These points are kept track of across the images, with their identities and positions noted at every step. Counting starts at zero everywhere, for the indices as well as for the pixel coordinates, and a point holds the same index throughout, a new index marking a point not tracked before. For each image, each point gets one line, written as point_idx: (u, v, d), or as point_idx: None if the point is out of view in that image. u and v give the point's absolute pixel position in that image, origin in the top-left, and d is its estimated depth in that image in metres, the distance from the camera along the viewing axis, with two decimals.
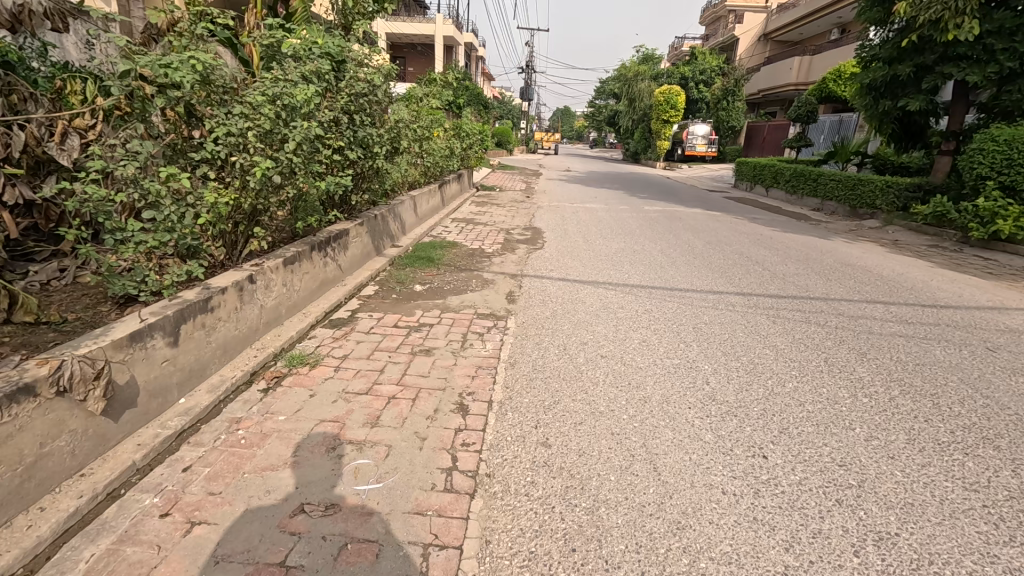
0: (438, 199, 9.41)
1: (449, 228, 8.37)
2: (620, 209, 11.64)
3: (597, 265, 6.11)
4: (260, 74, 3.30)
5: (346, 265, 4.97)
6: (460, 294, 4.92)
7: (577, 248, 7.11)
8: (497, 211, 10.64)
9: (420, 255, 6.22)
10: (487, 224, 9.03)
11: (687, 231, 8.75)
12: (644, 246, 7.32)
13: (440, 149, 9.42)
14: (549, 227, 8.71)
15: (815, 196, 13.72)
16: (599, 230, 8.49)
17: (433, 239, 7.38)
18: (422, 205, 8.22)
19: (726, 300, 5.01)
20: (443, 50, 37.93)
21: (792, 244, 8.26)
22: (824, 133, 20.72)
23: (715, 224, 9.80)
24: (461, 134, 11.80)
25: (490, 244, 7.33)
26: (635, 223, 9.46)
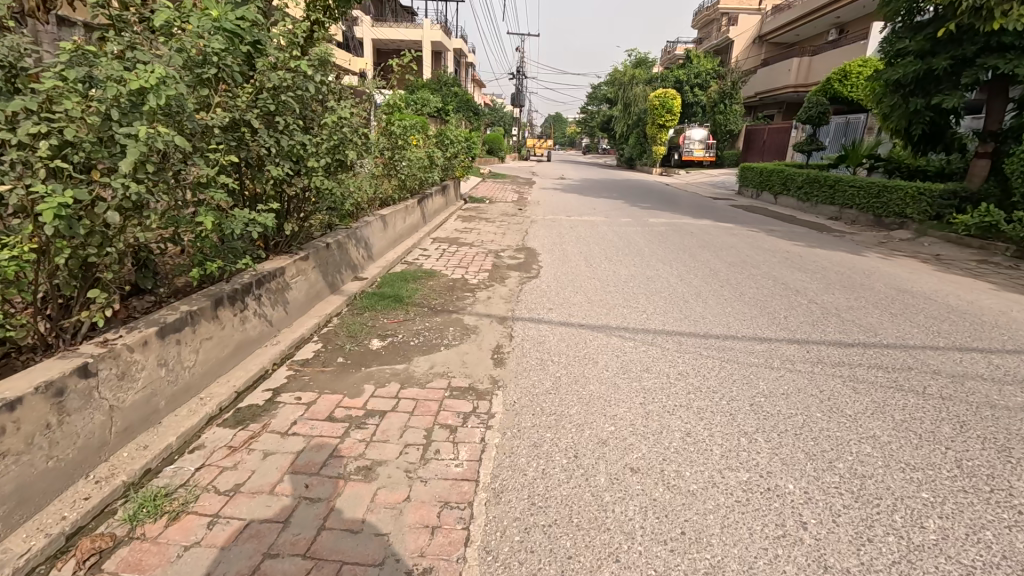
0: (417, 216, 8.23)
1: (429, 251, 7.19)
2: (623, 222, 10.50)
3: (607, 300, 4.95)
4: (91, 56, 2.15)
5: (278, 316, 3.76)
6: (432, 352, 3.73)
7: (580, 275, 5.95)
8: (486, 227, 9.48)
9: (386, 291, 5.02)
10: (472, 245, 7.85)
11: (704, 249, 7.62)
12: (658, 271, 6.19)
13: (420, 160, 8.23)
14: (545, 248, 7.54)
15: (831, 204, 12.67)
16: (602, 250, 7.34)
17: (406, 267, 6.17)
18: (397, 225, 7.03)
19: (779, 352, 3.86)
20: (432, 56, 36.96)
21: (826, 263, 7.14)
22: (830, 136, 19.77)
23: (733, 240, 8.65)
24: (444, 142, 10.64)
25: (476, 273, 6.12)
26: (643, 239, 8.32)
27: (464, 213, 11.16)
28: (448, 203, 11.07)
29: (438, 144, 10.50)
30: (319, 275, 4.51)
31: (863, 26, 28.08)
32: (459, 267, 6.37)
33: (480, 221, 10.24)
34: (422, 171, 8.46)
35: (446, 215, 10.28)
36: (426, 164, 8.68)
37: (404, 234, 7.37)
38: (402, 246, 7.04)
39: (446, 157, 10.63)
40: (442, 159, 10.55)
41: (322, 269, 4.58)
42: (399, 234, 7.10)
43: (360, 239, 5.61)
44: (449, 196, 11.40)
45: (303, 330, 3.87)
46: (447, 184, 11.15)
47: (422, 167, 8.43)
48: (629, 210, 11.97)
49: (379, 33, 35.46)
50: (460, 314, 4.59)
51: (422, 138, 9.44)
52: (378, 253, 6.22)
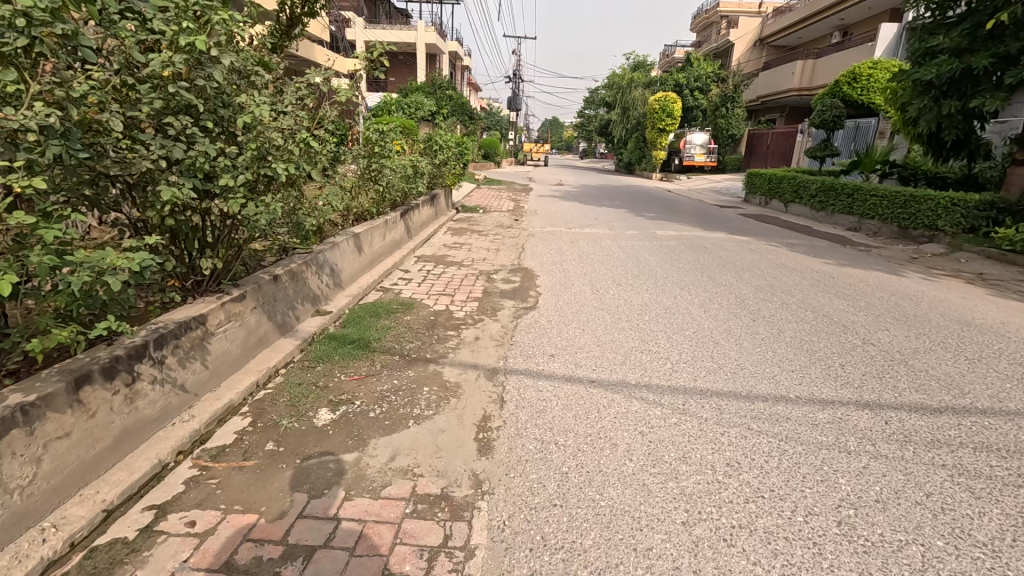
0: (400, 230, 7.32)
1: (412, 273, 6.27)
2: (628, 234, 9.62)
3: (619, 344, 4.07)
4: None
5: (193, 382, 2.85)
6: (397, 429, 2.83)
7: (584, 306, 5.06)
8: (478, 241, 8.59)
9: (350, 332, 4.11)
10: (462, 263, 6.96)
11: (723, 270, 6.76)
12: (676, 299, 5.34)
13: (405, 167, 7.31)
14: (544, 268, 6.65)
15: (849, 213, 11.83)
16: (608, 272, 6.47)
17: (382, 295, 5.28)
18: (374, 244, 6.13)
19: (849, 425, 2.97)
20: (426, 58, 36.17)
21: (862, 286, 6.28)
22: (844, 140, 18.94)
23: (753, 257, 7.78)
24: (433, 147, 9.75)
25: (463, 302, 5.21)
26: (653, 257, 7.46)
27: (454, 225, 10.24)
28: (436, 215, 10.16)
29: (424, 151, 9.57)
30: (261, 317, 3.60)
31: (868, 28, 27.37)
32: (443, 294, 5.47)
33: (471, 234, 9.31)
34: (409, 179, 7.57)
35: (435, 228, 9.37)
36: (413, 172, 7.76)
37: (383, 254, 6.48)
38: (379, 268, 6.14)
39: (435, 165, 9.72)
40: (431, 166, 9.64)
41: (265, 308, 3.66)
42: (376, 254, 6.18)
43: (324, 265, 4.70)
44: (439, 207, 10.50)
45: (229, 397, 2.95)
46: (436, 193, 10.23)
47: (408, 177, 7.50)
48: (633, 221, 11.10)
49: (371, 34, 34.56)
50: (438, 365, 3.67)
51: (406, 143, 8.52)
52: (348, 279, 5.31)
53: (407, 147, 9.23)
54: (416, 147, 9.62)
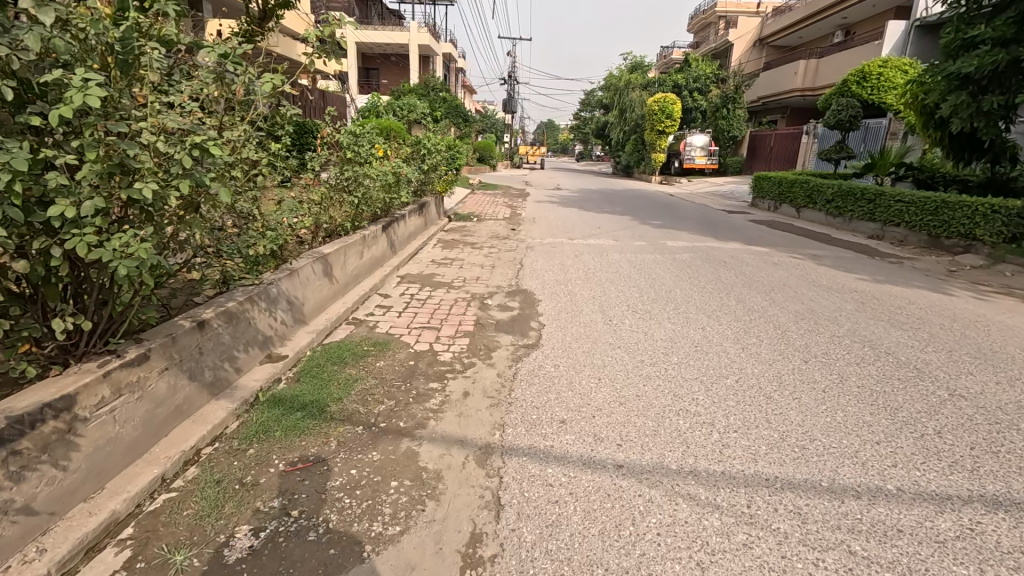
0: (381, 246, 6.45)
1: (392, 298, 5.37)
2: (635, 245, 8.79)
3: (647, 404, 3.19)
4: None
5: (45, 498, 1.96)
6: (343, 567, 1.93)
7: (597, 343, 4.18)
8: (471, 255, 7.69)
9: (303, 391, 3.21)
10: (451, 284, 6.09)
11: (751, 291, 5.90)
12: (705, 333, 4.47)
13: (386, 174, 6.43)
14: (546, 290, 5.77)
15: (870, 220, 11.01)
16: (617, 294, 5.62)
17: (353, 331, 4.39)
18: (347, 266, 5.24)
19: (989, 545, 2.10)
20: (418, 59, 35.32)
21: (913, 308, 5.45)
22: (868, 142, 17.82)
23: (781, 273, 6.91)
24: (419, 152, 8.89)
25: (450, 338, 4.30)
26: (669, 275, 6.59)
27: (444, 237, 9.34)
28: (426, 226, 9.25)
29: (410, 156, 8.67)
30: (175, 380, 2.71)
31: (872, 26, 26.67)
32: (427, 327, 4.56)
33: (464, 247, 8.40)
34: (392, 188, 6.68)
35: (424, 241, 8.48)
36: (397, 180, 6.88)
37: (359, 276, 5.60)
38: (354, 294, 5.25)
39: (423, 171, 8.83)
40: (419, 173, 8.74)
41: (183, 367, 2.77)
42: (349, 277, 5.30)
43: (277, 300, 3.82)
44: (429, 217, 9.60)
45: (105, 513, 2.06)
46: (424, 202, 9.33)
47: (390, 186, 6.63)
48: (638, 230, 10.26)
49: (362, 35, 33.68)
50: (413, 441, 2.78)
51: (389, 148, 7.64)
52: (313, 311, 4.42)
53: (391, 151, 8.35)
54: (402, 152, 8.74)
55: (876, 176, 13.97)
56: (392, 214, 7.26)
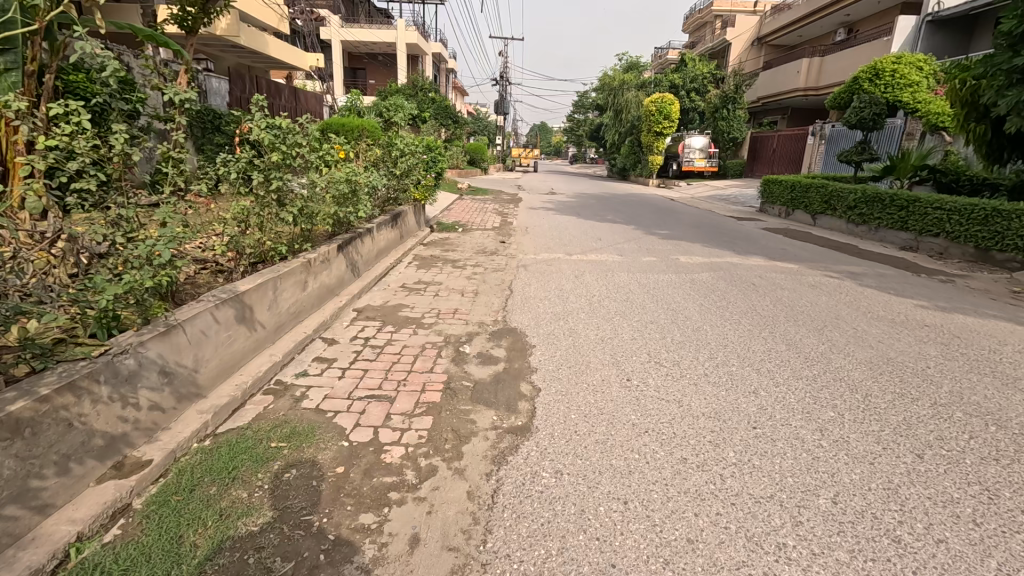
0: (334, 272, 5.18)
1: (339, 345, 4.09)
2: (643, 261, 7.58)
3: (708, 565, 1.96)
4: None
5: None
6: None
7: (613, 424, 2.93)
8: (451, 277, 6.41)
9: (142, 550, 1.96)
10: (421, 320, 4.82)
11: (798, 327, 4.68)
12: (761, 404, 3.24)
13: (339, 180, 5.13)
14: (540, 329, 4.52)
15: (902, 229, 9.88)
16: (632, 335, 4.38)
17: (272, 405, 3.13)
18: (274, 305, 3.95)
19: None
20: (406, 59, 34.06)
21: (1011, 353, 4.24)
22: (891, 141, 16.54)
23: (824, 300, 5.70)
24: (391, 154, 7.64)
25: (407, 416, 3.04)
26: (692, 304, 5.35)
27: (422, 252, 8.03)
28: (400, 239, 7.96)
29: (378, 160, 7.37)
30: None
31: (876, 24, 25.74)
32: (377, 394, 3.30)
33: (444, 265, 7.12)
34: (348, 197, 5.39)
35: (396, 258, 7.20)
36: (356, 186, 5.59)
37: (295, 315, 4.32)
38: (285, 342, 3.96)
39: (394, 176, 7.54)
40: (389, 178, 7.45)
41: None
42: (278, 322, 4.01)
43: (135, 378, 2.53)
44: (404, 228, 8.30)
45: None
46: (397, 211, 8.02)
47: (345, 197, 5.34)
48: (644, 243, 9.06)
49: (348, 33, 32.45)
50: None
51: (348, 149, 6.37)
52: (210, 379, 3.12)
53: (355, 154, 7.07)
54: (368, 155, 7.45)
55: (897, 180, 12.86)
56: (349, 230, 5.97)
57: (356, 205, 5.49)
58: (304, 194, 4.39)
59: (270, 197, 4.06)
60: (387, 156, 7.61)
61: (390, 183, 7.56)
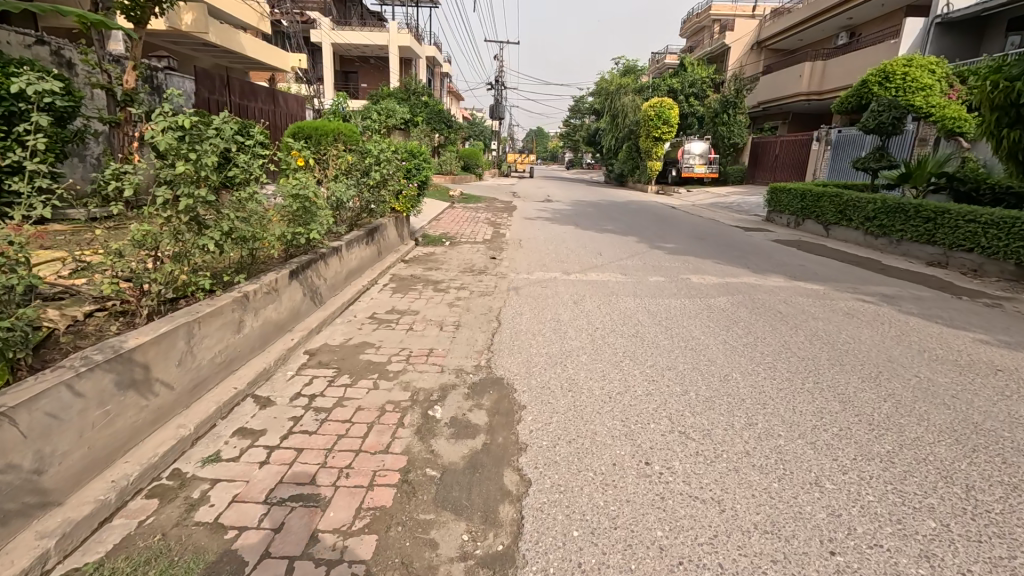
0: (283, 306, 4.30)
1: (273, 410, 3.18)
2: (650, 282, 6.74)
3: None
4: None
5: None
6: None
7: (632, 553, 2.06)
8: (431, 304, 5.52)
9: None
10: (385, 365, 3.94)
11: (848, 376, 3.82)
12: (831, 508, 2.37)
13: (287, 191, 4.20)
14: (533, 380, 3.65)
15: (929, 242, 9.08)
16: (647, 389, 3.52)
17: (153, 517, 2.24)
18: (187, 360, 3.06)
19: None
20: (398, 62, 33.28)
21: None
22: (903, 147, 15.79)
23: (868, 333, 4.83)
24: (366, 163, 6.77)
25: (340, 536, 2.16)
26: (715, 342, 4.48)
27: (402, 271, 7.13)
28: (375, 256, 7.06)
29: (348, 167, 6.45)
30: None
31: (880, 26, 25.07)
32: (305, 495, 2.40)
33: (423, 288, 6.22)
34: (300, 212, 4.46)
35: (368, 280, 6.30)
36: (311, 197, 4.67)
37: (220, 367, 3.42)
38: (199, 408, 3.06)
39: (367, 185, 6.63)
40: (360, 188, 6.53)
41: None
42: (191, 381, 3.10)
43: None
44: (380, 244, 7.39)
45: None
46: (372, 225, 7.10)
47: (294, 213, 4.43)
48: (650, 259, 8.22)
49: (339, 35, 31.76)
50: None
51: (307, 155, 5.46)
52: (67, 479, 2.23)
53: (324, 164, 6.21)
54: (337, 162, 6.55)
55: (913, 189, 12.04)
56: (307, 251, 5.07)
57: (310, 220, 4.57)
58: (231, 214, 3.46)
59: (175, 220, 3.10)
60: (360, 163, 6.71)
61: (362, 193, 6.64)
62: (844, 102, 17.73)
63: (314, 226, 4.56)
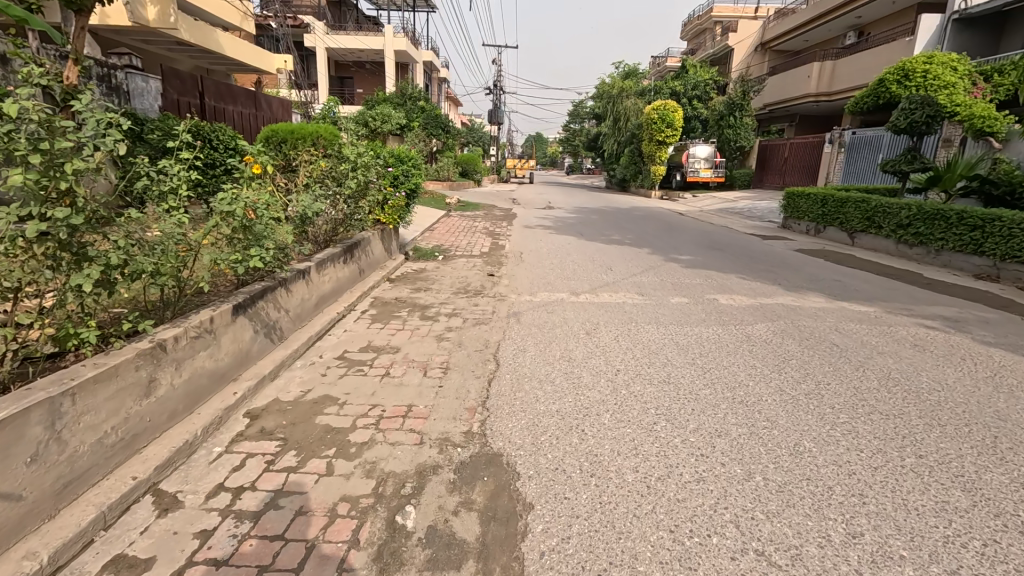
0: (220, 353, 3.38)
1: (177, 516, 2.28)
2: (672, 305, 5.84)
3: None
4: None
5: None
6: None
7: None
8: (415, 339, 4.60)
9: None
10: (347, 432, 3.01)
11: (958, 446, 2.89)
12: None
13: (221, 204, 3.23)
14: (542, 458, 2.73)
15: (976, 253, 8.19)
16: (697, 473, 2.61)
17: None
18: (49, 451, 2.15)
19: None
20: (394, 67, 32.56)
21: None
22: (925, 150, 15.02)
23: (954, 374, 3.91)
24: (343, 172, 5.87)
25: None
26: (768, 392, 3.55)
27: (386, 293, 6.22)
28: (353, 276, 6.16)
29: (320, 176, 5.55)
30: None
31: (890, 25, 24.28)
32: None
33: (408, 315, 5.31)
34: (243, 230, 3.51)
35: (344, 305, 5.41)
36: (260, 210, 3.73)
37: (115, 450, 2.51)
38: (67, 519, 2.16)
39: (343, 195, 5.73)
40: (335, 198, 5.63)
41: None
42: (56, 480, 2.18)
43: None
44: (361, 261, 6.49)
45: None
46: (351, 240, 6.21)
47: (236, 236, 3.47)
48: (668, 275, 7.34)
49: (334, 40, 31.07)
50: None
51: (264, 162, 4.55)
52: None
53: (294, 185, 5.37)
54: (308, 169, 5.65)
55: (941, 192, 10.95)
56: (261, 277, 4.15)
57: (258, 239, 3.62)
58: (125, 239, 2.52)
59: (36, 249, 2.19)
60: (336, 171, 5.83)
61: (338, 204, 5.75)
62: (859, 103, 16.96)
63: (263, 247, 3.60)
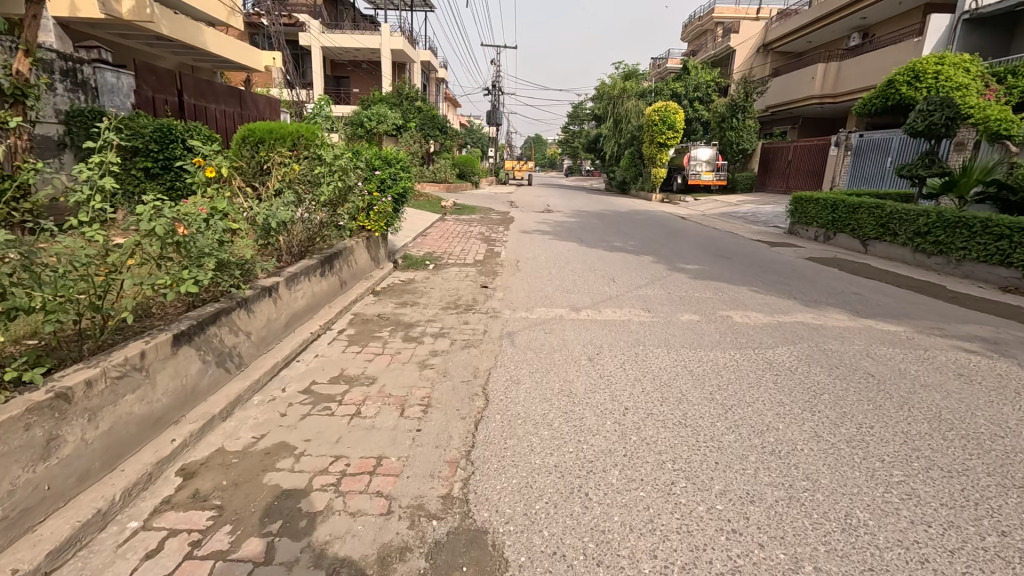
0: (154, 392, 2.84)
1: None
2: (681, 323, 5.32)
3: None
4: None
5: None
6: None
7: None
8: (394, 366, 4.06)
9: None
10: (300, 494, 2.49)
11: None
12: None
13: (138, 219, 2.64)
14: (537, 535, 2.21)
15: (1003, 264, 7.70)
16: (730, 560, 2.08)
17: None
18: None
19: None
20: (391, 66, 32.08)
21: None
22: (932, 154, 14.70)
23: (1012, 413, 3.39)
24: (319, 174, 5.32)
25: None
26: (802, 439, 3.03)
27: (367, 308, 5.68)
28: (332, 289, 5.64)
29: (293, 180, 5.04)
30: None
31: (895, 26, 23.81)
32: None
33: (389, 336, 4.77)
34: (176, 247, 2.94)
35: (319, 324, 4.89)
36: (197, 224, 3.15)
37: None
38: None
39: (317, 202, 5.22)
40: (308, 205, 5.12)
41: None
42: None
43: None
44: (342, 272, 5.97)
45: None
46: (329, 251, 5.69)
47: (167, 252, 2.88)
48: (674, 288, 6.83)
49: (329, 39, 30.58)
50: None
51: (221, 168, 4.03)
52: None
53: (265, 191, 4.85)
54: (280, 173, 5.15)
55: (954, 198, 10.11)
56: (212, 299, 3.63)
57: (198, 259, 3.05)
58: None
59: None
60: (311, 173, 5.27)
61: (313, 212, 5.24)
62: (866, 105, 16.52)
63: (203, 268, 3.04)
